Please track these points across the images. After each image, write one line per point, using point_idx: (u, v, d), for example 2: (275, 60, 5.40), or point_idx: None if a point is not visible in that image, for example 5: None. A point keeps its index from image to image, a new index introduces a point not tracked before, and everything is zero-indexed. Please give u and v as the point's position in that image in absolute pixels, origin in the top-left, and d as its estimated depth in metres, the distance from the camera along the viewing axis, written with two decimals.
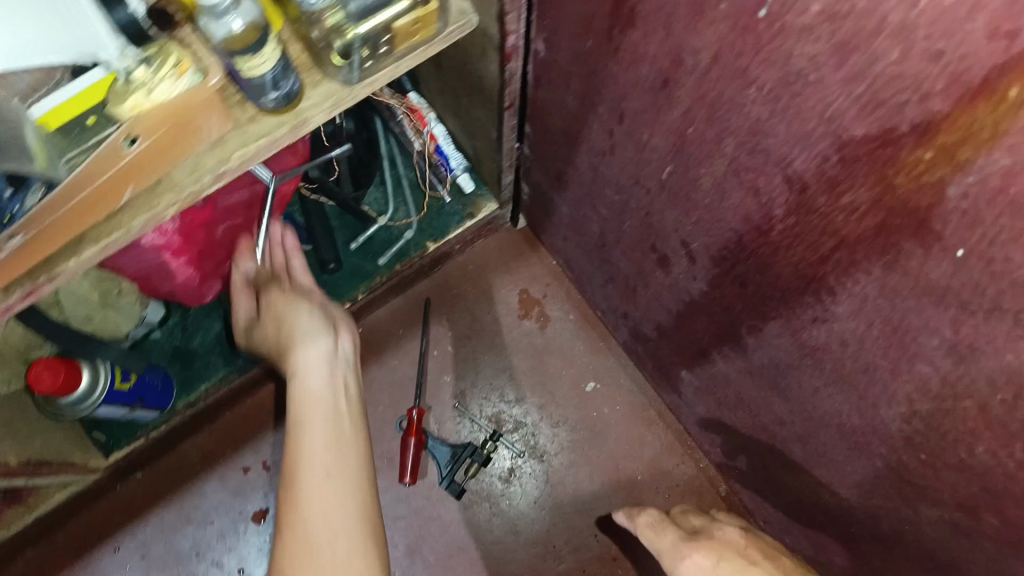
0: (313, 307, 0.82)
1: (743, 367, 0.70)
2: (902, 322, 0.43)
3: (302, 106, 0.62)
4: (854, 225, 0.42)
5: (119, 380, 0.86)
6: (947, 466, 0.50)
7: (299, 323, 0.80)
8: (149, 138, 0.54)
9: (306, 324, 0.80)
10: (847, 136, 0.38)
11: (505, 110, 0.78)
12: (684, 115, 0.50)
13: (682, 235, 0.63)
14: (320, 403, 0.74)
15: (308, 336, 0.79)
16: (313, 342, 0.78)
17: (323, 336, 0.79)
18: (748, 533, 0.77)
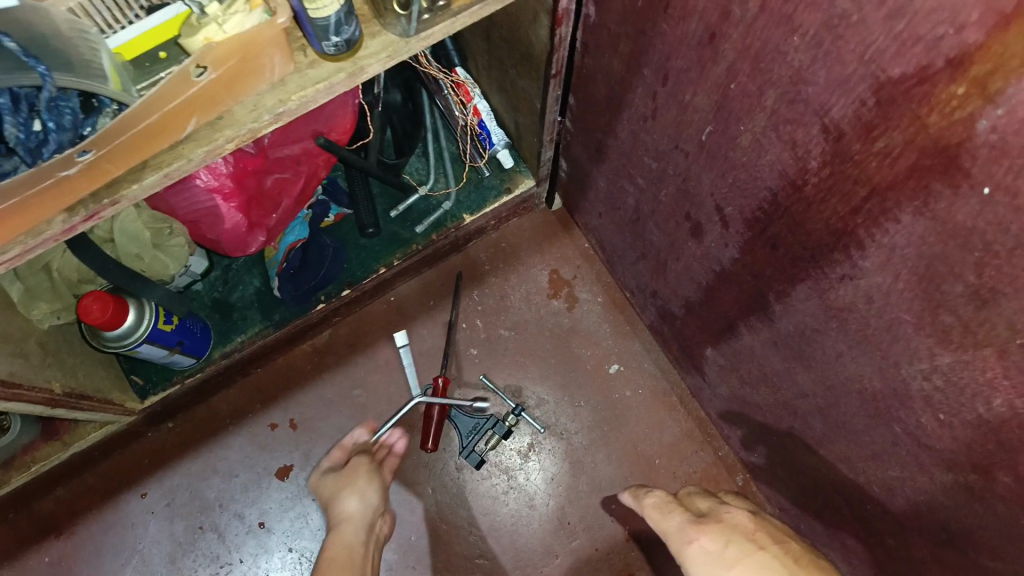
0: (377, 488, 0.99)
1: (769, 338, 0.72)
2: (928, 270, 0.45)
3: (360, 55, 0.64)
4: (886, 170, 0.44)
5: (163, 321, 0.87)
6: (965, 424, 0.51)
7: (360, 484, 0.98)
8: (217, 70, 0.57)
9: (365, 489, 0.98)
10: (885, 77, 0.40)
11: (551, 79, 0.80)
12: (728, 70, 0.52)
13: (717, 199, 0.65)
14: (360, 521, 0.95)
15: (361, 499, 0.97)
16: (364, 501, 0.97)
17: (370, 505, 0.97)
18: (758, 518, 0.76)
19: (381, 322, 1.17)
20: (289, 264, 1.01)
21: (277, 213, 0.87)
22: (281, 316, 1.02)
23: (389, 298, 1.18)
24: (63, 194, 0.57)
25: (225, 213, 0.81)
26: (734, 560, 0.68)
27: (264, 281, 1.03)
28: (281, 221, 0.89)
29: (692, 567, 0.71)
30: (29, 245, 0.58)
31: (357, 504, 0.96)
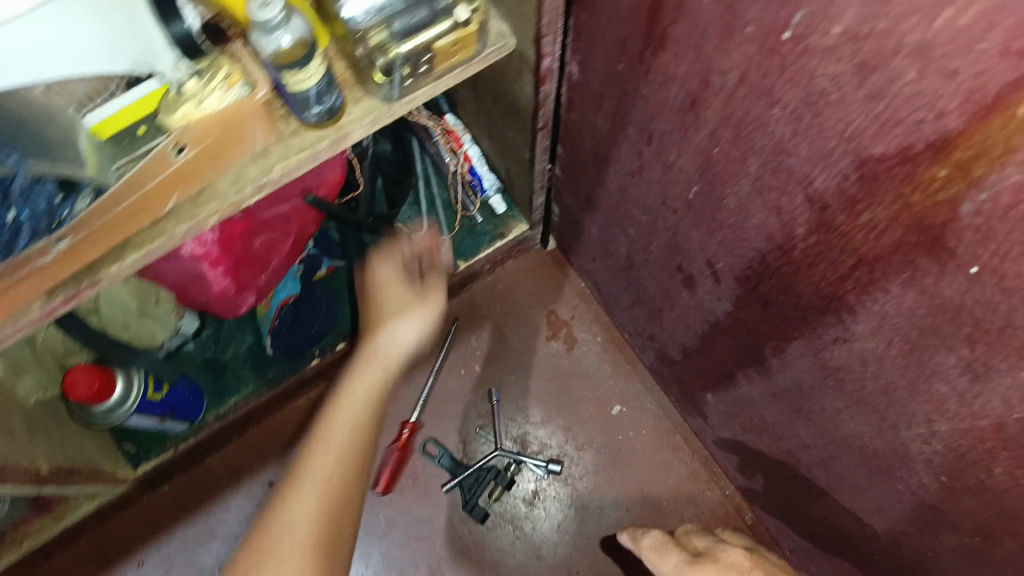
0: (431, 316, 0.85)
1: (766, 390, 0.71)
2: (920, 340, 0.44)
3: (343, 121, 0.64)
4: (872, 243, 0.43)
5: (152, 390, 0.86)
6: (966, 488, 0.50)
7: (405, 325, 0.84)
8: (196, 147, 0.57)
9: (409, 332, 0.83)
10: (866, 154, 0.39)
11: (538, 131, 0.80)
12: (711, 135, 0.52)
13: (708, 255, 0.65)
14: (387, 363, 0.83)
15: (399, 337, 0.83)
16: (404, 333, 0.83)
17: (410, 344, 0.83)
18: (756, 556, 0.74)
19: None
20: (280, 321, 0.99)
21: (266, 271, 0.88)
22: (276, 373, 1.02)
23: None
24: (44, 280, 0.57)
25: (213, 278, 0.81)
26: None
27: (256, 338, 1.03)
28: (272, 278, 0.90)
29: None
30: (9, 331, 0.58)
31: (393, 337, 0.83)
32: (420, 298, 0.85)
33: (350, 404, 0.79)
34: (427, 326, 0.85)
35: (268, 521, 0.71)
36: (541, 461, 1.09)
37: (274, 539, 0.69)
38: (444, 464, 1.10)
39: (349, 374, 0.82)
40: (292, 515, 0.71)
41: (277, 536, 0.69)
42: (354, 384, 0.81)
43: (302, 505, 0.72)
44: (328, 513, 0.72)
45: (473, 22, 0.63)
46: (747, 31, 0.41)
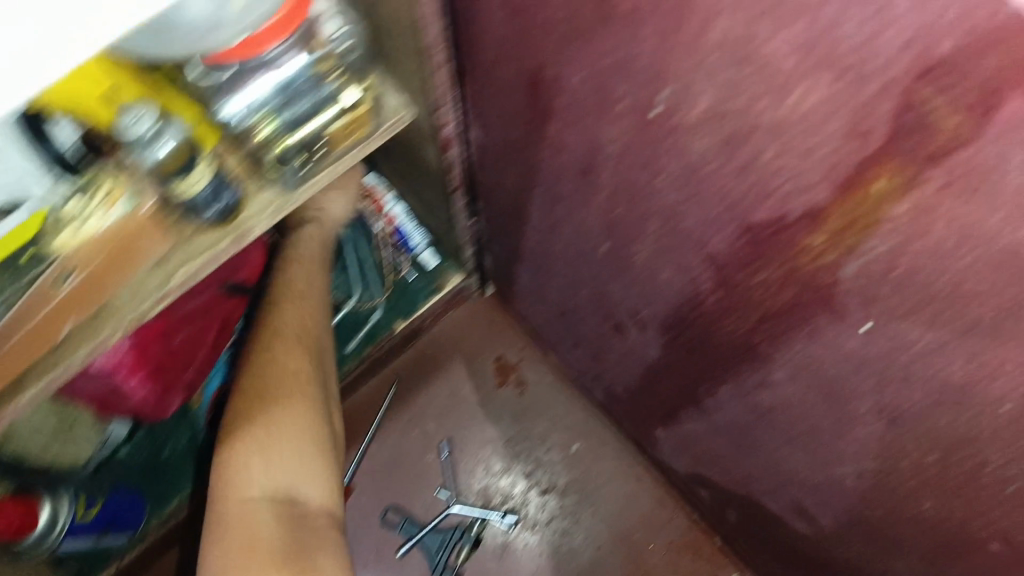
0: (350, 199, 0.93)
1: (708, 427, 0.71)
2: (834, 388, 0.44)
3: (242, 217, 0.63)
4: (771, 299, 0.43)
5: (82, 510, 0.82)
6: (903, 520, 0.50)
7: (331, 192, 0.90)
8: (84, 271, 0.55)
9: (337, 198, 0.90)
10: (749, 221, 0.39)
11: (453, 192, 0.80)
12: (609, 199, 0.52)
13: (630, 305, 0.64)
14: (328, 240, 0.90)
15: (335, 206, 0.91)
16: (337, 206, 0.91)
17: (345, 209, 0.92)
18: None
19: None
20: (218, 412, 0.94)
21: (191, 368, 0.85)
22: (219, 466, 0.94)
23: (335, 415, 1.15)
24: None
25: (132, 387, 0.79)
26: None
27: (194, 434, 0.94)
28: (199, 372, 0.87)
29: None
30: None
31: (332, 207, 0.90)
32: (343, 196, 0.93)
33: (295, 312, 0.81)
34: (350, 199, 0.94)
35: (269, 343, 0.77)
36: (501, 514, 1.10)
37: (273, 382, 0.74)
38: (410, 532, 1.10)
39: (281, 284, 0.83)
40: (283, 362, 0.76)
41: (270, 383, 0.74)
42: (292, 292, 0.82)
43: (291, 354, 0.77)
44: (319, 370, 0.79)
45: (360, 103, 0.64)
46: (620, 107, 0.41)
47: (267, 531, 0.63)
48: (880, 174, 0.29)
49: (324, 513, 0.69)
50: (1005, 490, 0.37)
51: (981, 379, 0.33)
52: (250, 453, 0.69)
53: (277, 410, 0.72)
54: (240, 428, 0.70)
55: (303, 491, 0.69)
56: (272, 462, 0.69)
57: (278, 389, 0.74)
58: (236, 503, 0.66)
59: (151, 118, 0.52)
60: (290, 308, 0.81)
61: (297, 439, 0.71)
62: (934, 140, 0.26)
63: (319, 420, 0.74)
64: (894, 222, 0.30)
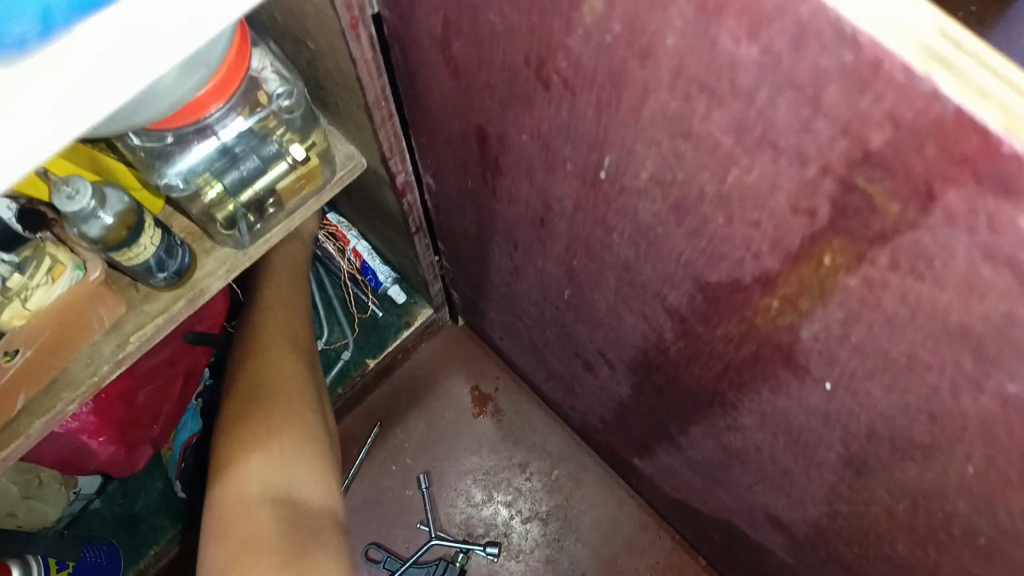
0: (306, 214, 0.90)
1: (683, 461, 0.70)
2: (801, 437, 0.44)
3: (196, 277, 0.61)
4: (733, 352, 0.42)
5: (55, 569, 0.77)
6: (880, 559, 0.49)
7: None
8: (31, 346, 0.53)
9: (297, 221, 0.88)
10: (704, 280, 0.38)
11: (414, 234, 0.79)
12: (566, 249, 0.51)
13: (597, 346, 0.63)
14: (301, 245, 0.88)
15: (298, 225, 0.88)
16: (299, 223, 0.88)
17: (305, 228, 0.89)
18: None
19: None
20: None
21: (157, 423, 0.83)
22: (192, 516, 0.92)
23: None
24: None
25: (97, 449, 0.77)
26: None
27: (167, 482, 0.93)
28: (166, 427, 0.85)
29: None
30: None
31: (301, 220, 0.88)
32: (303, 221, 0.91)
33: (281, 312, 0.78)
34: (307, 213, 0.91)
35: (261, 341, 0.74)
36: (485, 547, 1.07)
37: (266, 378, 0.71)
38: (390, 568, 1.07)
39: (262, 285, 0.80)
40: (277, 359, 0.73)
41: (266, 379, 0.70)
42: (274, 293, 0.80)
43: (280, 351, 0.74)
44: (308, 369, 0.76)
45: (311, 157, 0.61)
46: (568, 167, 0.41)
47: (272, 528, 0.60)
48: (827, 248, 0.28)
49: (325, 514, 0.66)
50: (976, 540, 0.37)
51: (942, 442, 0.32)
52: (247, 446, 0.65)
53: (275, 407, 0.68)
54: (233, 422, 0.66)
55: (303, 486, 0.65)
56: (273, 455, 0.65)
57: (273, 386, 0.70)
58: (236, 499, 0.62)
59: (87, 191, 0.51)
60: (274, 308, 0.78)
61: (297, 436, 0.68)
62: (875, 222, 0.25)
63: (314, 421, 0.71)
64: (845, 294, 0.30)
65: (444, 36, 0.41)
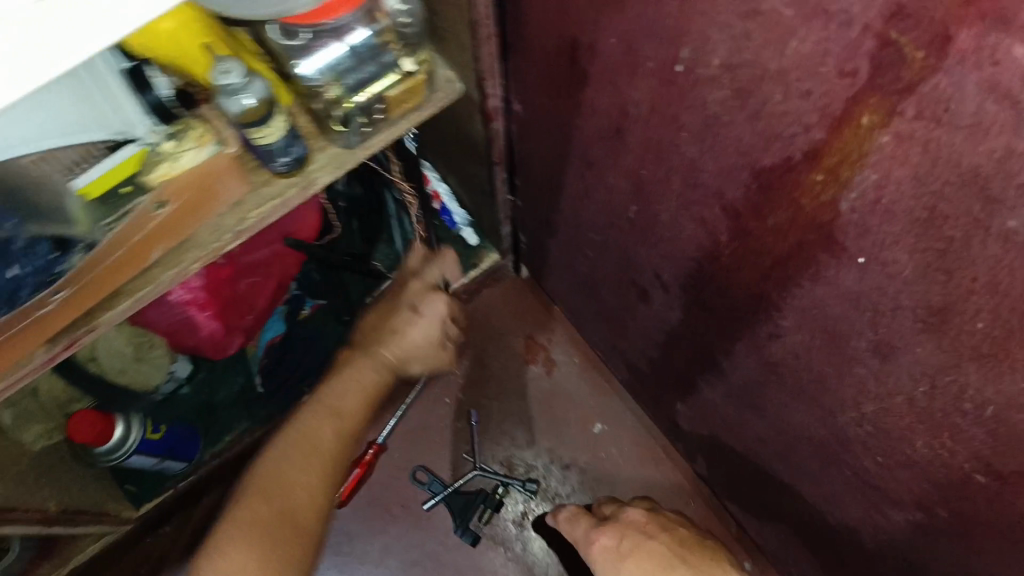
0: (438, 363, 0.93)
1: (724, 391, 0.75)
2: (835, 328, 0.49)
3: (310, 169, 0.71)
4: (779, 243, 0.48)
5: (150, 431, 0.95)
6: (899, 464, 0.54)
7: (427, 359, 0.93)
8: (175, 202, 0.66)
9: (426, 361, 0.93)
10: (759, 166, 0.44)
11: (495, 164, 0.86)
12: (637, 159, 0.57)
13: (655, 268, 0.69)
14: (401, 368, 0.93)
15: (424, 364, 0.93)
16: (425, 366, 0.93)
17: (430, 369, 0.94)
18: (655, 512, 0.82)
19: None
20: (268, 361, 1.09)
21: (250, 314, 0.98)
22: (267, 412, 1.11)
23: None
24: (48, 328, 0.66)
25: (202, 321, 0.93)
26: (629, 550, 0.75)
27: (247, 377, 1.10)
28: (257, 319, 1.00)
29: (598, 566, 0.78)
30: (17, 374, 0.68)
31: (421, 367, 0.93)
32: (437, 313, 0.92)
33: (334, 420, 0.86)
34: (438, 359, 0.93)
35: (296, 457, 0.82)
36: (524, 483, 1.12)
37: (288, 493, 0.79)
38: (434, 490, 1.13)
39: (333, 388, 0.88)
40: (300, 480, 0.81)
41: (285, 498, 0.79)
42: (338, 403, 0.87)
43: (310, 471, 0.82)
44: (330, 493, 0.83)
45: (419, 72, 0.69)
46: (648, 66, 0.47)
47: None
48: (866, 109, 0.34)
49: None
50: (984, 414, 0.41)
51: (956, 301, 0.37)
52: (250, 551, 0.74)
53: (280, 525, 0.77)
54: (245, 519, 0.76)
55: None
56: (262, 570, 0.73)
57: (285, 507, 0.78)
58: None
59: (238, 72, 0.59)
60: (326, 420, 0.85)
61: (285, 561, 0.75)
62: (907, 74, 0.30)
63: (315, 548, 0.79)
64: (879, 155, 0.35)
65: None
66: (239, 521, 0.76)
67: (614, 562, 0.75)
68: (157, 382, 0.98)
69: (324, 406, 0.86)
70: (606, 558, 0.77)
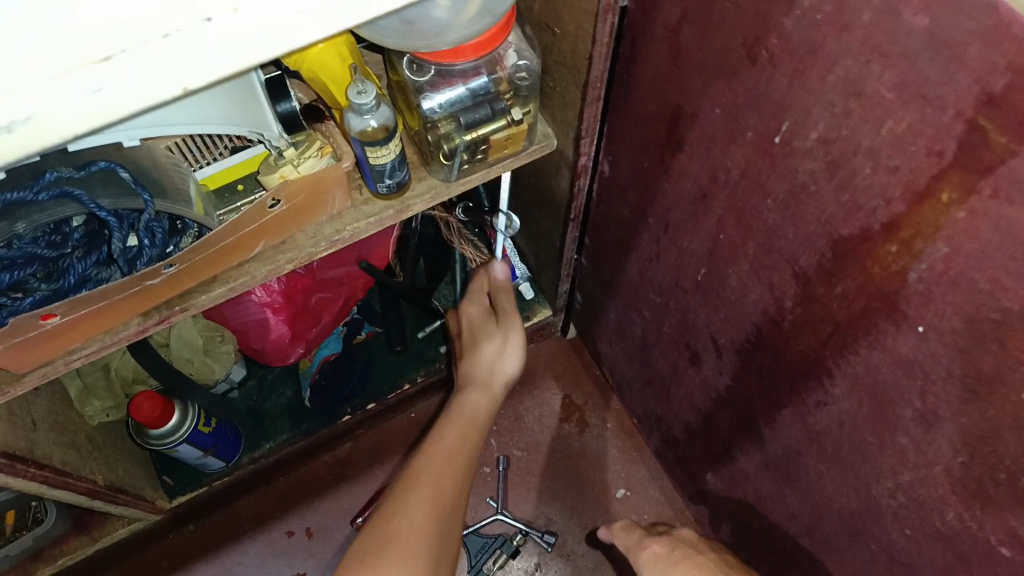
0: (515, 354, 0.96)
1: (761, 461, 0.78)
2: (885, 397, 0.53)
3: (408, 195, 0.78)
4: (843, 310, 0.53)
5: (202, 423, 1.00)
6: (928, 538, 0.57)
7: (508, 350, 0.96)
8: (289, 203, 0.71)
9: (511, 351, 0.96)
10: (838, 235, 0.49)
11: (570, 221, 0.91)
12: (717, 222, 0.62)
13: (712, 331, 0.73)
14: (493, 390, 0.94)
15: (505, 357, 0.96)
16: (509, 362, 0.96)
17: (514, 359, 0.96)
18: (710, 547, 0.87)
19: (399, 437, 1.22)
20: (320, 375, 1.14)
21: (316, 326, 1.05)
22: (309, 426, 1.14)
23: (410, 413, 1.23)
24: (144, 302, 0.69)
25: (273, 324, 0.99)
26: (677, 560, 0.81)
27: (294, 392, 1.16)
28: (322, 332, 1.06)
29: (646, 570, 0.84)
30: (107, 342, 0.70)
31: (506, 366, 0.96)
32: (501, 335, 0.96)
33: (439, 449, 0.83)
34: (520, 356, 0.96)
35: (406, 487, 0.79)
36: (543, 534, 1.13)
37: (398, 519, 0.74)
38: None
39: (437, 429, 0.87)
40: (416, 508, 0.75)
41: (396, 526, 0.73)
42: (445, 435, 0.86)
43: (420, 496, 0.77)
44: (445, 523, 0.76)
45: (524, 122, 0.76)
46: (748, 136, 0.53)
47: None
48: (946, 185, 0.39)
49: None
50: (1018, 484, 0.45)
51: (1005, 371, 0.42)
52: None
53: (392, 549, 0.70)
54: (360, 546, 0.72)
55: None
56: None
57: (400, 534, 0.72)
58: None
59: (371, 94, 0.67)
60: (436, 455, 0.82)
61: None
62: (987, 156, 0.36)
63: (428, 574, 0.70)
64: (952, 229, 0.40)
65: (677, 24, 0.54)
66: (353, 552, 0.72)
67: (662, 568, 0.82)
68: (218, 376, 1.06)
69: (431, 442, 0.85)
70: (655, 563, 0.83)
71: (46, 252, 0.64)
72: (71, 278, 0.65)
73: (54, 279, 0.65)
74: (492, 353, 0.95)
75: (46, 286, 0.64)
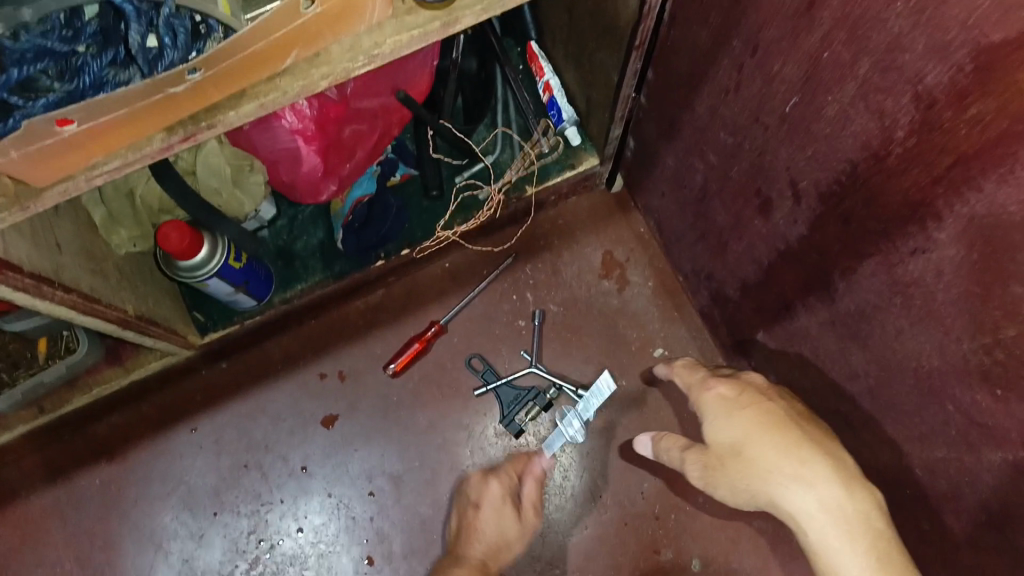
0: (520, 543, 1.00)
1: (827, 318, 0.73)
2: (1006, 239, 0.47)
3: (456, 6, 0.69)
4: (974, 138, 0.46)
5: (233, 259, 0.96)
6: (1022, 399, 0.52)
7: (518, 536, 0.99)
8: (323, 5, 0.60)
9: (519, 539, 0.99)
10: (986, 42, 0.41)
11: (633, 50, 0.81)
12: (822, 39, 0.53)
13: (792, 173, 0.66)
14: None
15: (509, 543, 0.99)
16: (512, 547, 0.99)
17: (521, 544, 1.00)
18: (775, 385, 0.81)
19: (434, 287, 1.18)
20: (354, 218, 1.08)
21: (350, 162, 0.99)
22: (341, 268, 1.10)
23: (444, 264, 1.18)
24: (166, 113, 0.63)
25: (305, 155, 0.93)
26: (745, 405, 0.75)
27: (326, 234, 1.12)
28: (354, 170, 1.01)
29: (707, 409, 0.78)
30: (130, 159, 0.65)
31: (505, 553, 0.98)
32: (518, 531, 0.99)
33: None
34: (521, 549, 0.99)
35: None
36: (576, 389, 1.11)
37: None
38: (487, 380, 1.12)
39: None
40: None
41: None
42: None
43: None
44: None
45: None
46: None
47: None
48: None
49: None
50: None
51: None
52: None
53: None
54: None
55: None
56: None
57: None
58: None
59: None
60: None
61: None
62: None
63: None
64: None
65: None
66: None
67: (731, 410, 0.76)
68: (249, 210, 1.01)
69: None
70: (720, 406, 0.77)
71: (58, 46, 0.55)
72: (86, 79, 0.57)
73: (68, 79, 0.56)
74: (498, 539, 0.98)
75: (59, 86, 0.56)
